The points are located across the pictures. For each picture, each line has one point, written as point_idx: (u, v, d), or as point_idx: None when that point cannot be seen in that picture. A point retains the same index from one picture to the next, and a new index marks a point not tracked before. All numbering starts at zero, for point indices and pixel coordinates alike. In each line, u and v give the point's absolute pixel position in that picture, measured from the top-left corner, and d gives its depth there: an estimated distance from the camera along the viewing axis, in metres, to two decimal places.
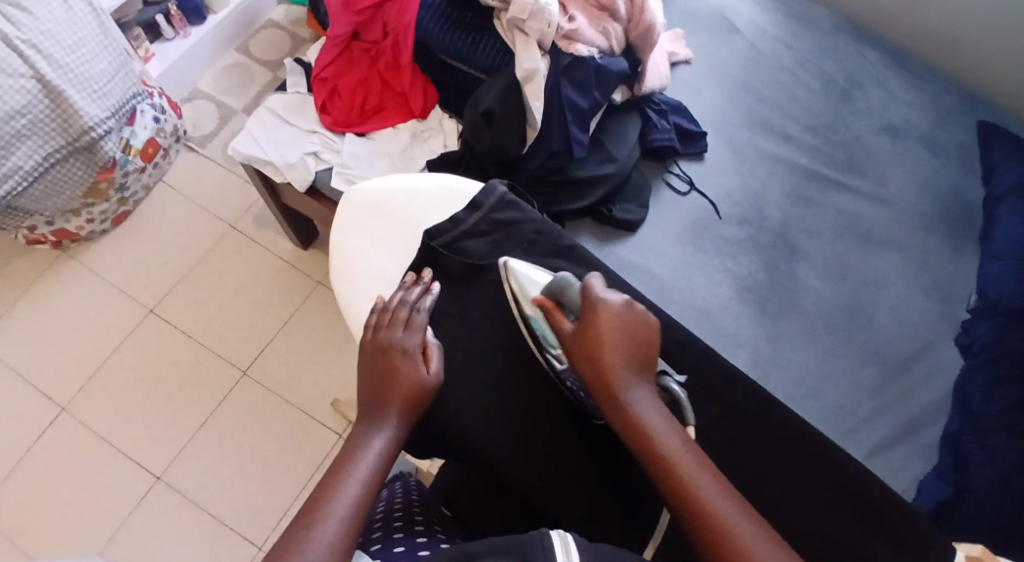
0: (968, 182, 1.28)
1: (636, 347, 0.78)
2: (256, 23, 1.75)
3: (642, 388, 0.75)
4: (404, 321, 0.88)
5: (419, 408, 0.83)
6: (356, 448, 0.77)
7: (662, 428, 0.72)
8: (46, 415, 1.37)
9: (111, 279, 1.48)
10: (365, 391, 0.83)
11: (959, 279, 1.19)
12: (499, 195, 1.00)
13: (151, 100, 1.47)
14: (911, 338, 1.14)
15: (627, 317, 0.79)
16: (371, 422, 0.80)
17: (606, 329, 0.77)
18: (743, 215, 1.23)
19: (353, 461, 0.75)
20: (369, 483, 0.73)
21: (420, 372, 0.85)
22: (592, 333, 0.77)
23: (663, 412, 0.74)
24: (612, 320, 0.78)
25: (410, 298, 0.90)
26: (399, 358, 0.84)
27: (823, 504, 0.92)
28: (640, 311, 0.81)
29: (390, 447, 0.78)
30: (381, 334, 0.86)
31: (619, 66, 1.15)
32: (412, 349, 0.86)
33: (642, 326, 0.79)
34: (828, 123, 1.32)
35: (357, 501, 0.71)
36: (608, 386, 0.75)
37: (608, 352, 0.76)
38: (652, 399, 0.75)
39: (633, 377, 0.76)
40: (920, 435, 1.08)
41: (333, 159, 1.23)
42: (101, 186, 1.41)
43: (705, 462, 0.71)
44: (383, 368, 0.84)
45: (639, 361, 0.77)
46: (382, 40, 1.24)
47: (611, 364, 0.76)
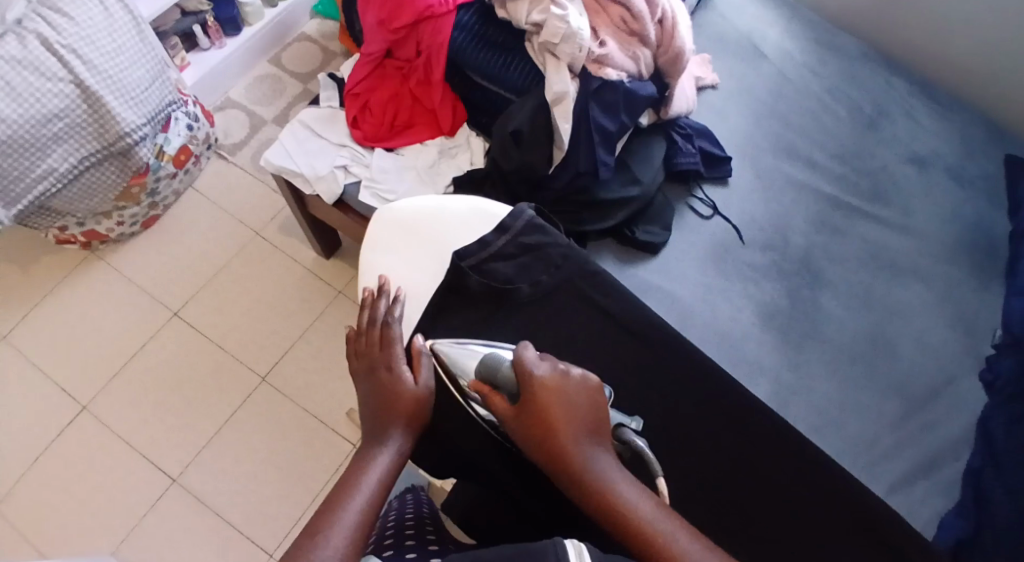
0: (995, 216, 1.27)
1: (584, 417, 0.75)
2: (288, 35, 1.78)
3: (600, 461, 0.73)
4: (382, 339, 0.90)
5: (417, 420, 0.84)
6: (362, 463, 0.78)
7: (633, 497, 0.71)
8: (67, 413, 1.39)
9: (137, 280, 1.51)
10: (365, 411, 0.85)
11: (984, 313, 1.18)
12: (527, 219, 1.01)
13: (186, 108, 1.49)
14: (934, 371, 1.14)
15: (566, 387, 0.77)
16: (376, 439, 0.82)
17: (550, 407, 0.75)
18: (767, 241, 1.23)
19: (360, 476, 0.77)
20: (375, 497, 0.75)
21: (408, 384, 0.85)
22: (535, 412, 0.75)
23: (629, 479, 0.73)
24: (553, 396, 0.75)
25: (380, 313, 0.92)
26: (385, 375, 0.86)
27: (840, 534, 0.91)
28: (576, 376, 0.79)
29: (395, 463, 0.79)
30: (362, 358, 0.89)
31: (648, 91, 1.16)
32: (396, 363, 0.87)
33: (582, 392, 0.77)
34: (855, 151, 1.32)
35: (363, 511, 0.73)
36: (566, 467, 0.73)
37: (557, 430, 0.74)
38: (613, 468, 0.73)
39: (589, 450, 0.73)
40: (941, 470, 1.07)
41: (362, 172, 1.25)
42: (132, 190, 1.44)
43: (683, 524, 0.70)
44: (377, 387, 0.86)
45: (591, 430, 0.75)
46: (414, 58, 1.25)
47: (563, 441, 0.73)
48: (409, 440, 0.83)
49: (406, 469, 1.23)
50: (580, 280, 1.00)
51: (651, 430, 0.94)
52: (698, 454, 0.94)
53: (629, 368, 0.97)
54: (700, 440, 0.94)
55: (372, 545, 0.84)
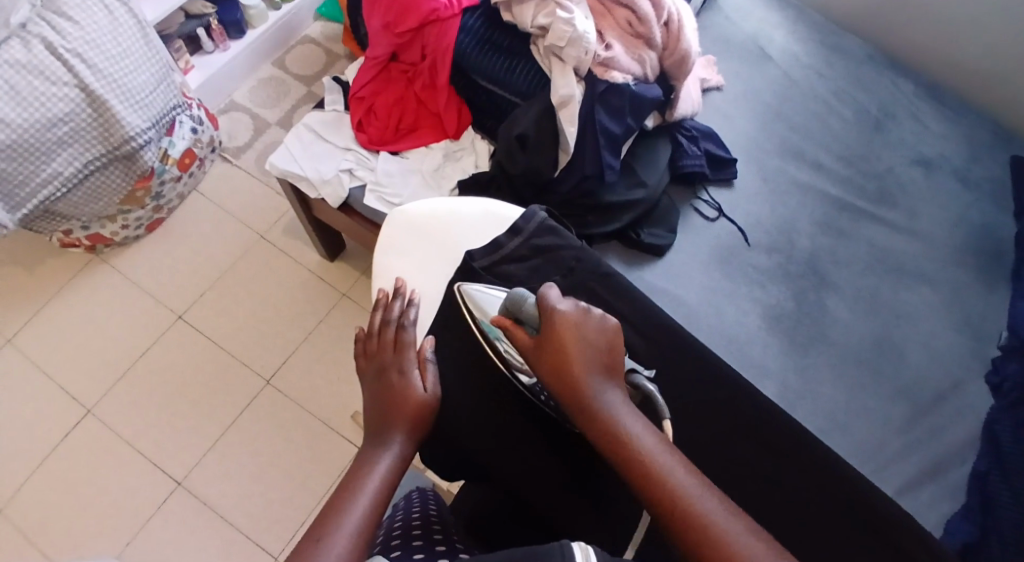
0: (1001, 219, 1.27)
1: (600, 354, 0.76)
2: (292, 38, 1.78)
3: (610, 397, 0.74)
4: (394, 343, 0.91)
5: (422, 425, 0.85)
6: (364, 468, 0.79)
7: (639, 435, 0.72)
8: (72, 416, 1.39)
9: (141, 283, 1.51)
10: (370, 412, 0.87)
11: (990, 316, 1.18)
12: (539, 221, 1.01)
13: (190, 111, 1.49)
14: (940, 374, 1.13)
15: (586, 323, 0.77)
16: (378, 442, 0.83)
17: (566, 340, 0.75)
18: (772, 244, 1.23)
19: (362, 481, 0.77)
20: (377, 500, 0.76)
21: (416, 389, 0.87)
22: (551, 344, 0.76)
23: (638, 416, 0.73)
24: (571, 330, 0.76)
25: (393, 317, 0.93)
26: (395, 378, 0.88)
27: (846, 537, 0.91)
28: (597, 315, 0.79)
29: (396, 465, 0.80)
30: (374, 359, 0.91)
31: (653, 94, 1.15)
32: (406, 368, 0.89)
33: (601, 330, 0.78)
34: (860, 154, 1.31)
35: (366, 513, 0.73)
36: (576, 399, 0.74)
37: (572, 364, 0.74)
38: (623, 405, 0.74)
39: (602, 387, 0.74)
40: (947, 473, 1.07)
41: (367, 176, 1.25)
42: (137, 194, 1.44)
43: (685, 463, 0.71)
44: (383, 390, 0.87)
45: (607, 369, 0.76)
46: (420, 62, 1.25)
47: (578, 377, 0.74)
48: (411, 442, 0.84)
49: (412, 472, 1.23)
50: (589, 283, 1.00)
51: None
52: (704, 458, 0.94)
53: None
54: (707, 443, 0.94)
55: (379, 543, 0.83)
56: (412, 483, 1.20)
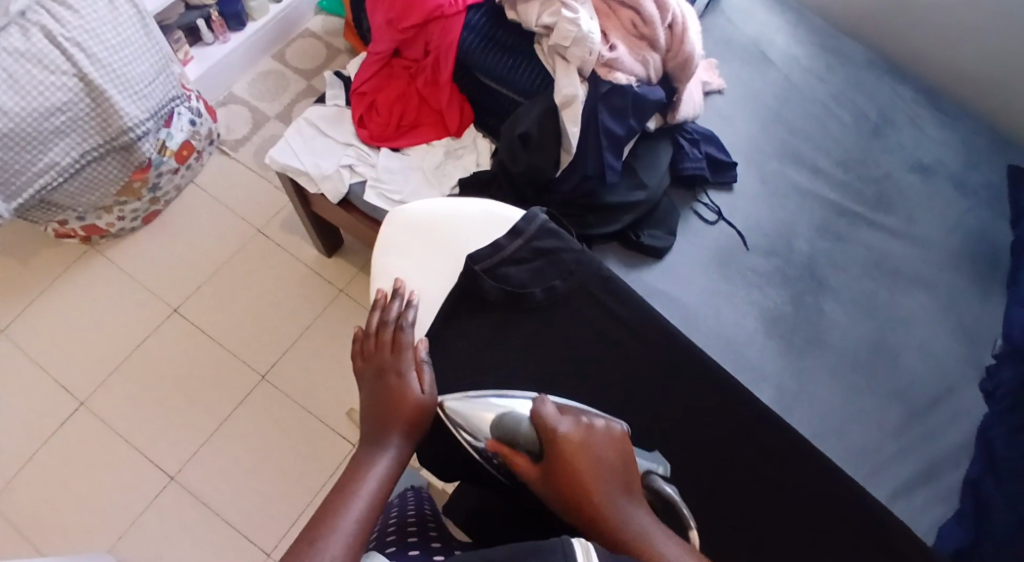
0: (997, 226, 1.27)
1: (612, 472, 0.75)
2: (292, 31, 1.77)
3: (636, 517, 0.72)
4: (393, 343, 0.91)
5: (420, 427, 0.85)
6: (359, 471, 0.79)
7: (673, 552, 0.69)
8: (65, 409, 1.38)
9: (136, 275, 1.49)
10: (368, 414, 0.87)
11: (985, 323, 1.19)
12: (540, 223, 1.01)
13: (189, 103, 1.48)
14: (936, 380, 1.14)
15: (594, 440, 0.77)
16: (374, 444, 0.83)
17: (580, 462, 0.74)
18: (772, 247, 1.23)
19: (357, 483, 0.78)
20: (371, 503, 0.76)
21: (414, 390, 0.86)
22: (564, 468, 0.74)
23: (666, 533, 0.71)
24: (581, 451, 0.75)
25: (392, 317, 0.93)
26: (393, 379, 0.87)
27: (841, 541, 0.92)
28: (600, 429, 0.79)
29: (391, 469, 0.81)
30: (372, 359, 0.90)
31: (656, 95, 1.16)
32: (405, 368, 0.88)
33: (608, 447, 0.77)
34: (860, 158, 1.32)
35: (360, 518, 0.74)
36: (601, 524, 0.71)
37: (589, 487, 0.73)
38: (649, 524, 0.72)
39: (622, 505, 0.73)
40: (941, 478, 1.07)
41: (367, 172, 1.24)
42: (134, 185, 1.43)
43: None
44: (381, 391, 0.87)
45: (621, 483, 0.75)
46: (422, 59, 1.25)
47: (595, 498, 0.72)
48: (408, 444, 0.84)
49: (408, 470, 1.23)
50: (591, 284, 1.00)
51: (654, 435, 0.95)
52: (701, 462, 0.94)
53: (636, 374, 0.97)
54: (704, 447, 0.94)
55: (373, 541, 0.84)
56: (408, 481, 1.20)
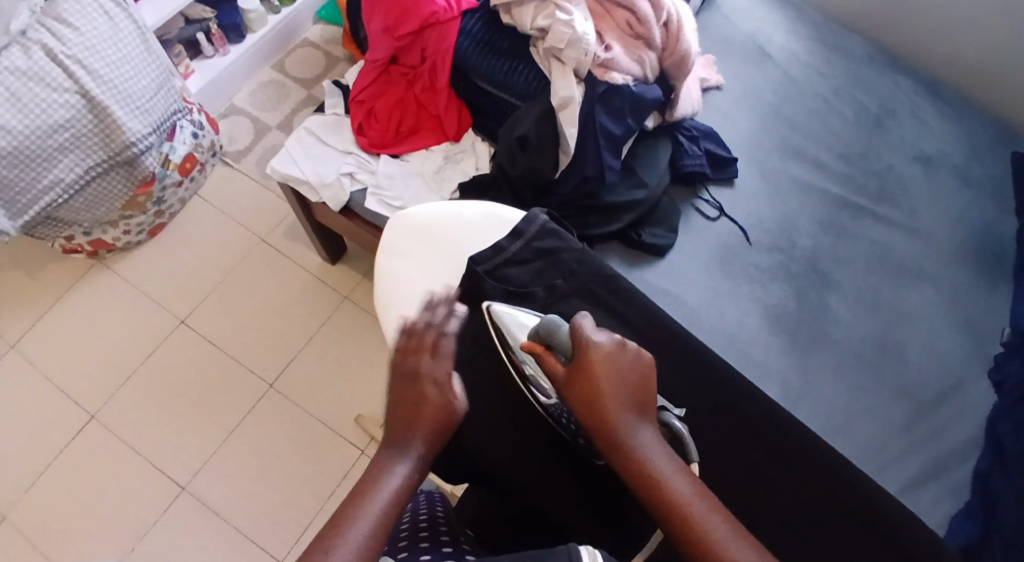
0: (1002, 217, 1.27)
1: (632, 393, 0.74)
2: (292, 41, 1.78)
3: (645, 439, 0.72)
4: (433, 348, 0.83)
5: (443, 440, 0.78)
6: (374, 479, 0.73)
7: (670, 476, 0.71)
8: (75, 422, 1.39)
9: (143, 288, 1.51)
10: (390, 417, 0.79)
11: (992, 314, 1.18)
12: (541, 223, 1.01)
13: (191, 116, 1.49)
14: (942, 373, 1.14)
15: (620, 357, 0.75)
16: (395, 450, 0.76)
17: (601, 376, 0.74)
18: (774, 243, 1.23)
19: (372, 489, 0.73)
20: (383, 516, 0.71)
21: (448, 400, 0.79)
22: (586, 379, 0.74)
23: (668, 456, 0.72)
24: (605, 365, 0.74)
25: (436, 322, 0.86)
26: (426, 387, 0.80)
27: (849, 538, 0.91)
28: (631, 348, 0.77)
29: (409, 479, 0.74)
30: (408, 360, 0.82)
31: (654, 94, 1.16)
32: (441, 379, 0.81)
33: (635, 367, 0.76)
34: (861, 152, 1.31)
35: (369, 532, 0.69)
36: (609, 437, 0.72)
37: (607, 402, 0.73)
38: (657, 447, 0.72)
39: (634, 425, 0.73)
40: (949, 472, 1.07)
41: (368, 179, 1.25)
42: (139, 199, 1.44)
43: (716, 506, 0.70)
44: (410, 397, 0.80)
45: (640, 405, 0.74)
46: (420, 65, 1.26)
47: (610, 412, 0.73)
48: (428, 457, 0.77)
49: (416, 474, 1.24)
50: (593, 283, 1.00)
51: None
52: (706, 461, 0.94)
53: None
54: (709, 447, 0.94)
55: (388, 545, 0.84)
56: None
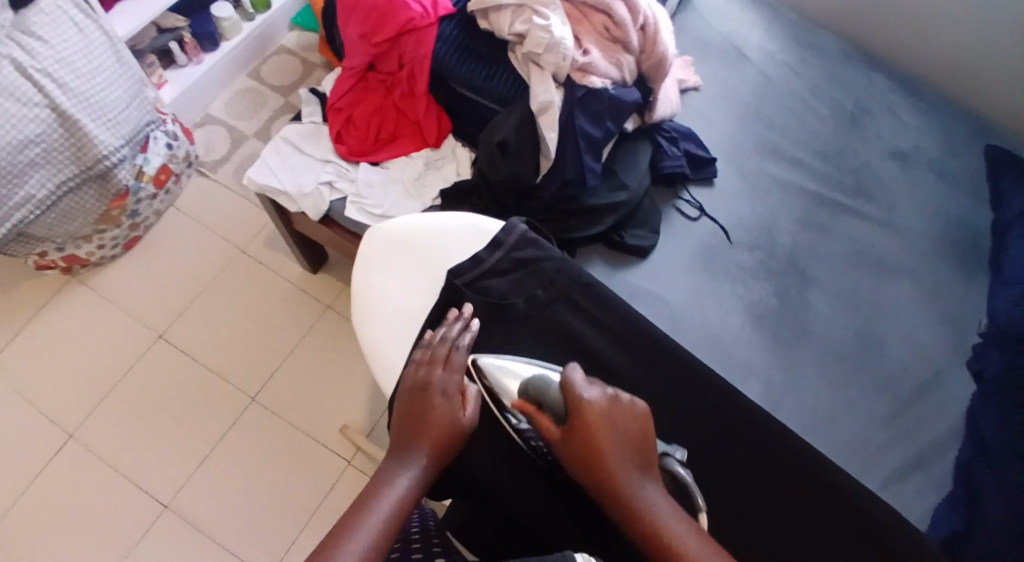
0: (976, 209, 1.28)
1: (631, 446, 0.75)
2: (267, 49, 1.76)
3: (647, 493, 0.73)
4: (445, 361, 0.89)
5: (450, 451, 0.83)
6: (381, 486, 0.78)
7: (677, 529, 0.71)
8: (54, 441, 1.36)
9: (119, 304, 1.48)
10: (399, 425, 0.85)
11: (970, 306, 1.20)
12: (520, 233, 1.04)
13: (164, 127, 1.47)
14: (922, 366, 1.15)
15: (616, 412, 0.77)
16: (402, 456, 0.81)
17: (600, 434, 0.75)
18: (754, 241, 1.23)
19: (378, 494, 0.77)
20: (389, 519, 0.75)
21: (457, 414, 0.85)
22: (585, 438, 0.75)
23: (674, 509, 0.73)
24: (603, 423, 0.76)
25: (450, 335, 0.91)
26: (435, 397, 0.85)
27: (836, 534, 0.92)
28: (625, 401, 0.79)
29: (414, 485, 0.79)
30: (421, 372, 0.88)
31: (632, 97, 1.17)
32: (451, 391, 0.86)
33: (631, 419, 0.77)
34: (838, 149, 1.33)
35: (375, 533, 0.73)
36: (614, 495, 0.73)
37: (606, 459, 0.74)
38: (660, 500, 0.73)
39: (636, 480, 0.74)
40: (932, 463, 1.08)
41: (347, 188, 1.24)
42: (113, 213, 1.42)
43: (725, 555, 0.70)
44: (419, 407, 0.85)
45: (640, 458, 0.75)
46: (397, 71, 1.25)
47: (611, 469, 0.74)
48: (433, 467, 0.82)
49: None
50: (573, 290, 1.02)
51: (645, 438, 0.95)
52: (693, 462, 0.94)
53: (621, 379, 0.98)
54: (696, 449, 0.95)
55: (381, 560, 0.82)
56: None
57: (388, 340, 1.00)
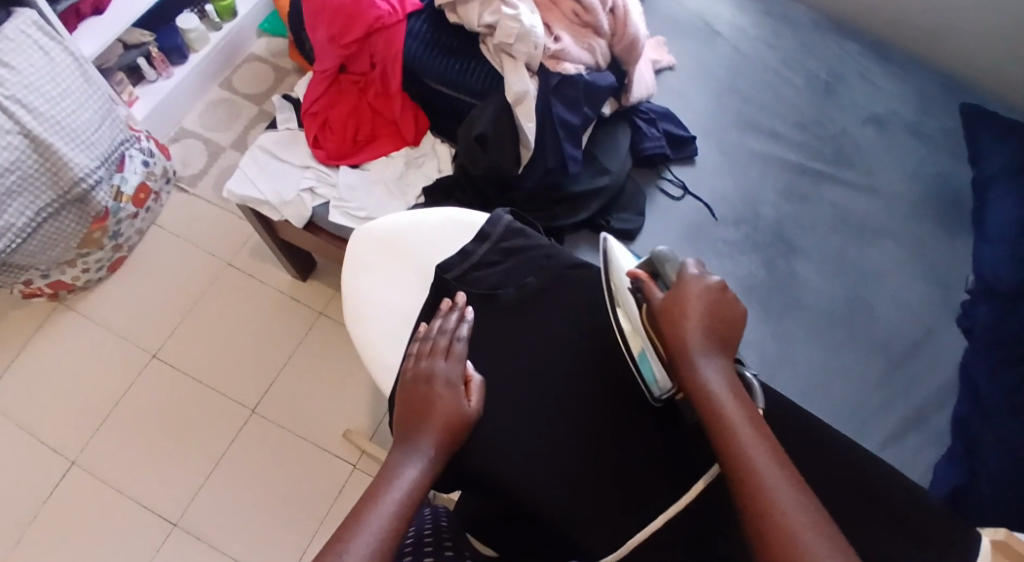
0: (957, 166, 1.29)
1: (714, 325, 0.78)
2: (237, 58, 1.75)
3: (712, 363, 0.76)
4: (445, 351, 0.91)
5: (454, 441, 0.85)
6: (389, 477, 0.79)
7: (726, 400, 0.74)
8: (55, 470, 1.36)
9: (111, 326, 1.47)
10: (402, 417, 0.86)
11: (955, 263, 1.21)
12: (505, 224, 1.06)
13: (139, 144, 1.46)
14: (911, 325, 1.16)
15: (706, 290, 0.79)
16: (407, 449, 0.83)
17: (688, 305, 0.78)
18: (738, 215, 1.24)
19: (385, 487, 0.78)
20: (400, 510, 0.76)
21: (461, 402, 0.87)
22: (675, 304, 0.79)
23: (734, 389, 0.75)
24: (689, 297, 0.79)
25: (448, 327, 0.93)
26: (439, 387, 0.87)
27: (847, 505, 0.92)
28: (730, 294, 0.81)
29: (422, 476, 0.80)
30: (422, 364, 0.89)
31: (607, 81, 1.18)
32: (454, 379, 0.89)
33: (725, 306, 0.80)
34: (815, 119, 1.33)
35: (388, 524, 0.74)
36: (680, 358, 0.77)
37: (686, 322, 0.77)
38: (724, 375, 0.76)
39: (706, 352, 0.77)
40: (929, 421, 1.10)
41: (329, 193, 1.25)
42: (94, 235, 1.40)
43: (767, 439, 0.72)
44: (422, 397, 0.87)
45: (717, 338, 0.78)
46: (370, 71, 1.26)
47: (687, 332, 0.77)
48: (439, 455, 0.83)
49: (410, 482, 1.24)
50: (564, 275, 1.03)
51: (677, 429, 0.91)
52: None
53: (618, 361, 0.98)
54: None
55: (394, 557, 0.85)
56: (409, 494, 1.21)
57: (381, 341, 1.01)
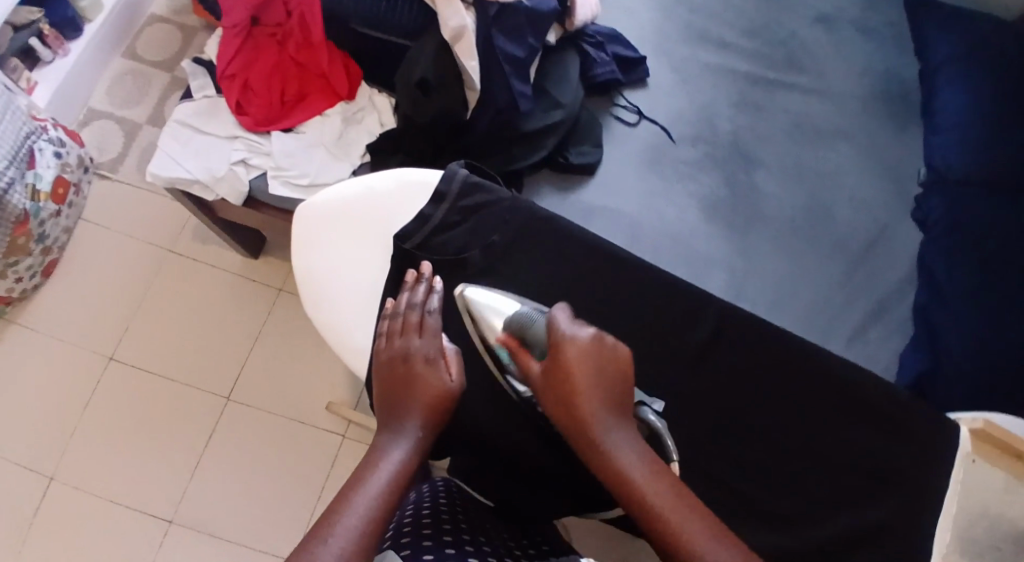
0: (904, 58, 1.28)
1: (605, 389, 0.70)
2: (137, 22, 1.60)
3: (617, 435, 0.68)
4: (420, 326, 0.87)
5: (441, 418, 0.80)
6: (375, 458, 0.74)
7: (642, 473, 0.65)
8: (31, 490, 1.30)
9: (59, 333, 1.39)
10: (383, 399, 0.82)
11: (907, 157, 1.21)
12: (462, 179, 1.00)
13: (47, 134, 1.33)
14: (868, 222, 1.16)
15: (588, 351, 0.71)
16: (393, 430, 0.78)
17: (573, 373, 0.70)
18: (696, 133, 1.22)
19: (372, 468, 0.73)
20: (389, 489, 0.71)
21: (443, 379, 0.82)
22: (558, 377, 0.71)
23: (645, 457, 0.67)
24: (571, 365, 0.70)
25: (417, 299, 0.89)
26: (417, 364, 0.82)
27: (829, 415, 0.95)
28: (609, 343, 0.73)
29: (409, 457, 0.75)
30: (396, 343, 0.86)
31: (549, 4, 1.12)
32: (432, 354, 0.84)
33: (613, 363, 0.72)
34: (762, 24, 1.30)
35: (374, 505, 0.68)
36: (582, 437, 0.68)
37: (577, 394, 0.69)
38: (630, 443, 0.68)
39: (605, 423, 0.68)
40: (891, 312, 1.10)
41: (265, 163, 1.17)
42: (19, 241, 1.30)
43: (698, 508, 0.63)
44: (402, 377, 0.82)
45: (614, 402, 0.70)
46: (286, 20, 1.19)
47: (582, 406, 0.69)
48: (426, 435, 0.78)
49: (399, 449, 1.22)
50: (533, 225, 0.99)
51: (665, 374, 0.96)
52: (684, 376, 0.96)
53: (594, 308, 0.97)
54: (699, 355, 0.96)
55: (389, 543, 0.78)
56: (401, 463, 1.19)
57: (352, 319, 0.97)
